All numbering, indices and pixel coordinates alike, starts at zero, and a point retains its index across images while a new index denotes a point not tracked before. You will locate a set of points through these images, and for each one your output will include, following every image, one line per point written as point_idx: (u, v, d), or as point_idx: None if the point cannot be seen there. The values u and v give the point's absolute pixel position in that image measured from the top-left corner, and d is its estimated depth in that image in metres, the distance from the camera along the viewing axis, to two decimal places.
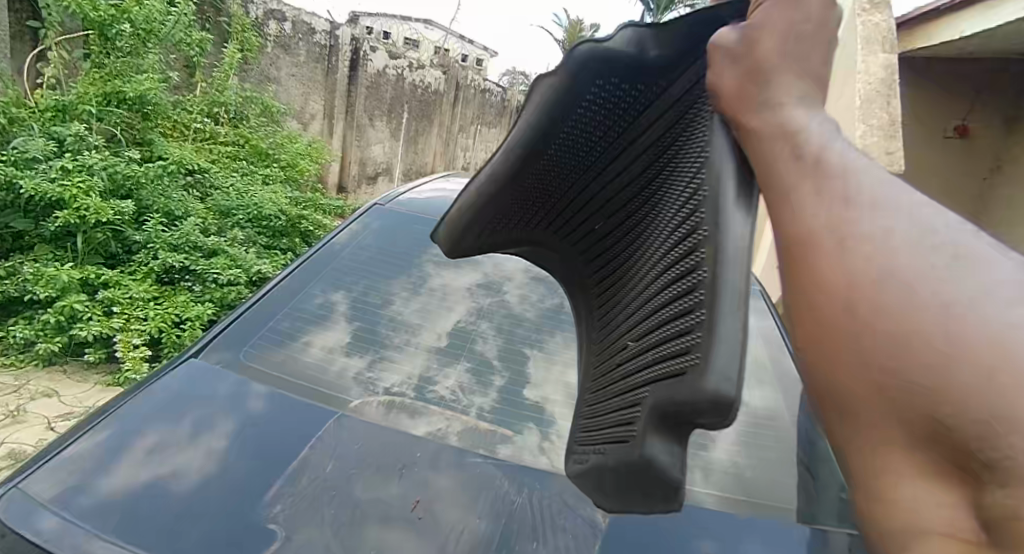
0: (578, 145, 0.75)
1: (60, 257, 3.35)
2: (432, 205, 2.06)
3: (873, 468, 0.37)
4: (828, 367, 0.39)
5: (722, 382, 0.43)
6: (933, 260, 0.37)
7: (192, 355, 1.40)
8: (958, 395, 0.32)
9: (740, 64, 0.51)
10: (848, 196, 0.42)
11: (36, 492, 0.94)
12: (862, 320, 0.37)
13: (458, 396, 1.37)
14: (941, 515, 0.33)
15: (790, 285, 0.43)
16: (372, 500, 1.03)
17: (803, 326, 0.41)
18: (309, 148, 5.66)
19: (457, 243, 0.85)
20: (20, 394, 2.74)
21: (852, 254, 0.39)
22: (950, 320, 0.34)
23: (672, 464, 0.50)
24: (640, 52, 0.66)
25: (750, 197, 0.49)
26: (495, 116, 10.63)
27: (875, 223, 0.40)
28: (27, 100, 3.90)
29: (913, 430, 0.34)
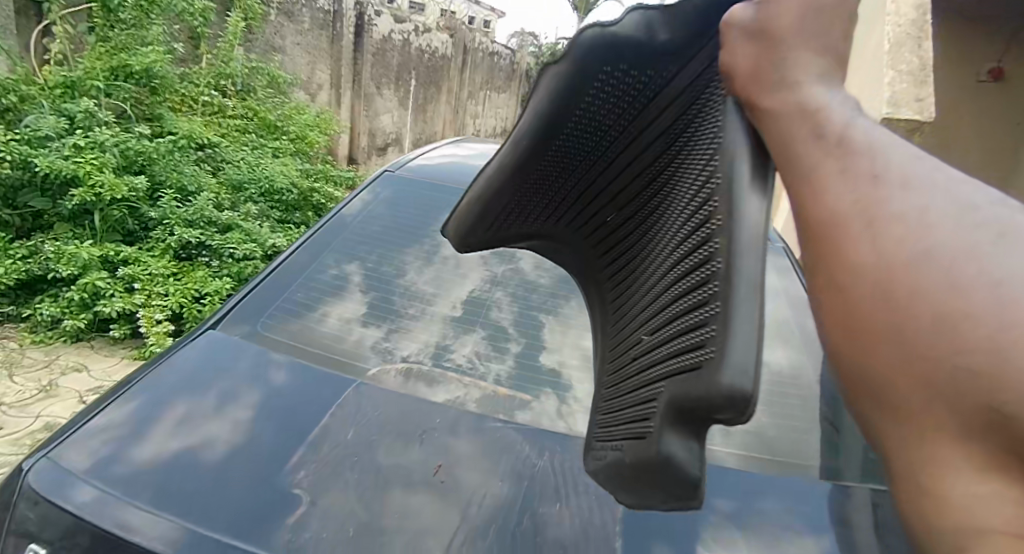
0: (586, 135, 0.74)
1: (79, 235, 3.40)
2: (443, 172, 2.04)
3: (921, 460, 0.38)
4: (860, 354, 0.40)
5: (738, 376, 0.43)
6: (975, 238, 0.38)
7: (211, 327, 1.42)
8: (1012, 381, 0.34)
9: (756, 41, 0.50)
10: (876, 173, 0.43)
11: (69, 462, 0.96)
12: (900, 306, 0.38)
13: (475, 363, 1.39)
14: (1004, 513, 0.36)
15: (816, 268, 0.44)
16: (394, 466, 1.05)
17: (832, 314, 0.42)
18: (318, 119, 5.59)
19: (465, 237, 0.86)
20: (51, 369, 2.84)
21: (885, 237, 0.40)
22: (1002, 303, 0.36)
23: (689, 458, 0.50)
24: (650, 36, 0.61)
25: (765, 178, 0.48)
26: (503, 82, 10.62)
27: (906, 202, 0.41)
28: (36, 77, 3.90)
29: (968, 421, 0.36)
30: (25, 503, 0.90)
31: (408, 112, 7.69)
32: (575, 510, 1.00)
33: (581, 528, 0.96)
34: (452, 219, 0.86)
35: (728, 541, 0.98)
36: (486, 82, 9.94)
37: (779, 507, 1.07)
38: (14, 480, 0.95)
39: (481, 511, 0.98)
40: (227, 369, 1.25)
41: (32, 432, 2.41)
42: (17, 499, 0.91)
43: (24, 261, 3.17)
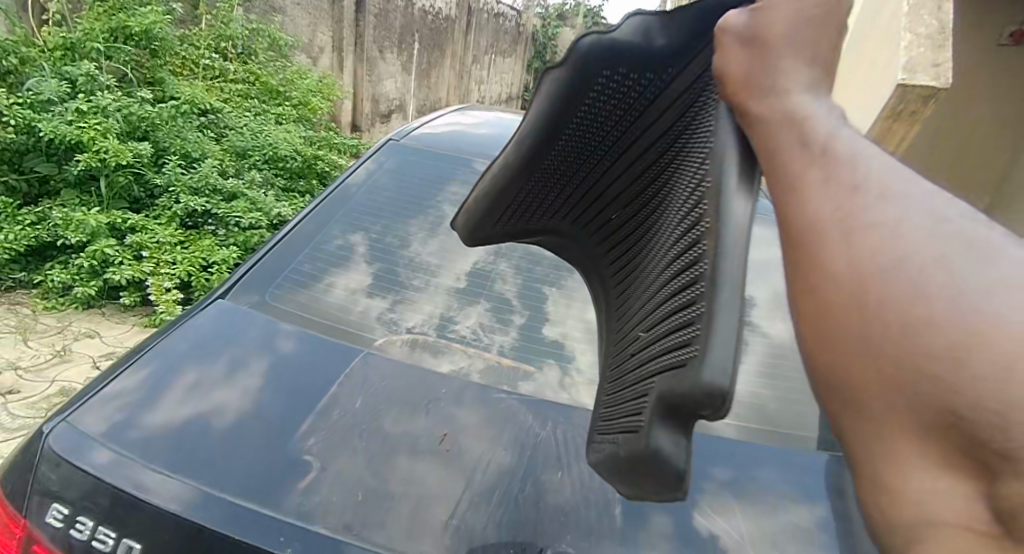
0: (588, 135, 0.81)
1: (86, 202, 3.41)
2: (447, 141, 2.02)
3: (881, 454, 0.40)
4: (830, 358, 0.42)
5: (717, 374, 0.47)
6: (945, 249, 0.39)
7: (220, 296, 1.44)
8: (969, 390, 0.35)
9: (750, 49, 0.53)
10: (856, 183, 0.45)
11: (85, 426, 1.00)
12: (868, 313, 0.40)
13: (479, 335, 1.41)
14: (956, 506, 0.37)
15: (795, 274, 0.46)
16: (401, 435, 1.08)
17: (808, 318, 0.44)
18: (320, 84, 5.49)
19: (473, 229, 0.94)
20: (64, 334, 2.90)
21: (860, 245, 0.42)
22: (963, 309, 0.36)
23: (676, 451, 0.53)
24: (647, 42, 0.69)
25: (752, 181, 0.53)
26: (508, 45, 10.39)
27: (881, 214, 0.42)
28: (35, 38, 3.85)
29: (927, 422, 0.37)
30: (46, 464, 0.91)
31: (412, 78, 7.54)
32: (576, 478, 1.03)
33: (582, 495, 0.99)
34: (460, 213, 0.94)
35: (725, 510, 1.01)
36: (491, 45, 9.72)
37: (775, 478, 1.09)
38: (33, 442, 0.98)
39: (486, 479, 1.01)
40: (236, 338, 1.28)
41: (48, 397, 2.48)
42: (37, 460, 0.93)
43: (33, 227, 3.19)
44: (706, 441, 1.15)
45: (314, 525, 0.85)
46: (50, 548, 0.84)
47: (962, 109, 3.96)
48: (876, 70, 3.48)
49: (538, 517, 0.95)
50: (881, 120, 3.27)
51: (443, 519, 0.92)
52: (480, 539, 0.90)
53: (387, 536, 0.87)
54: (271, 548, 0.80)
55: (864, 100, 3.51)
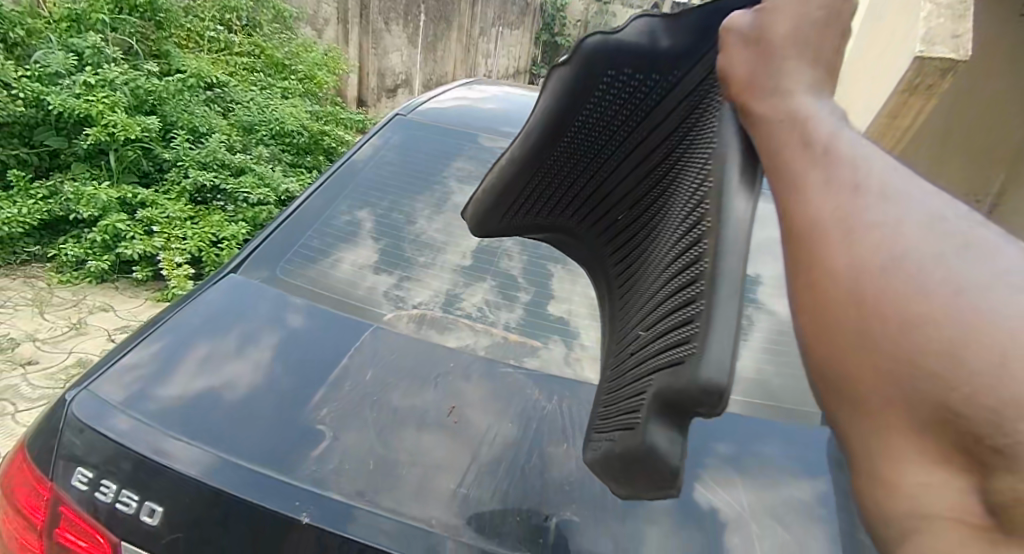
0: (596, 134, 0.87)
1: (96, 175, 3.43)
2: (454, 116, 2.01)
3: (878, 451, 0.42)
4: (829, 355, 0.45)
5: (715, 371, 0.50)
6: (942, 247, 0.42)
7: (231, 271, 1.47)
8: (964, 383, 0.37)
9: (753, 49, 0.57)
10: (857, 182, 0.47)
11: (105, 394, 1.03)
12: (868, 312, 0.42)
13: (485, 311, 1.43)
14: (950, 500, 0.38)
15: (797, 273, 0.48)
16: (409, 408, 1.11)
17: (809, 316, 0.47)
18: (326, 57, 5.42)
19: (481, 221, 1.03)
20: (79, 308, 2.95)
21: (863, 243, 0.44)
22: (963, 306, 0.39)
23: (670, 449, 0.57)
24: (653, 44, 0.75)
25: (753, 181, 0.57)
26: (516, 16, 10.17)
27: (880, 213, 0.45)
28: (41, 10, 3.84)
29: (925, 419, 0.39)
30: (70, 431, 0.95)
31: (418, 51, 7.44)
32: (580, 451, 1.06)
33: (586, 469, 1.02)
34: (471, 205, 1.02)
35: (727, 485, 1.04)
36: (499, 17, 9.53)
37: (777, 454, 1.11)
38: (56, 410, 1.02)
39: (496, 453, 1.04)
40: (247, 314, 1.30)
41: (67, 368, 2.54)
42: (62, 425, 0.97)
43: (45, 201, 3.22)
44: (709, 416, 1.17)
45: (329, 491, 0.88)
46: (77, 510, 0.88)
47: (978, 84, 3.83)
48: (894, 43, 3.40)
49: (544, 486, 0.98)
50: (897, 94, 3.25)
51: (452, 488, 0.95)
52: (487, 509, 0.92)
53: (396, 501, 0.90)
54: (287, 512, 0.83)
55: (880, 75, 3.43)
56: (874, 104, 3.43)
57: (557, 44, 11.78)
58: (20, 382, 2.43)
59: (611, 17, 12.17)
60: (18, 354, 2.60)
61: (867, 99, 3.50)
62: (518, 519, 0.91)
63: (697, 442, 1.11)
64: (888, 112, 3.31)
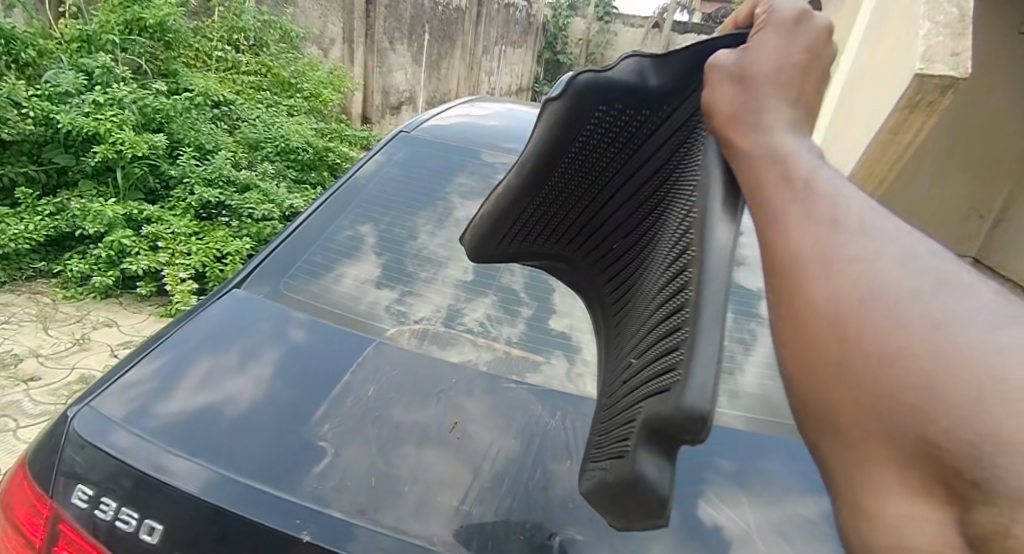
0: (589, 165, 0.90)
1: (103, 192, 3.47)
2: (457, 132, 2.04)
3: (862, 484, 0.42)
4: (812, 387, 0.46)
5: (697, 397, 0.49)
6: (918, 282, 0.44)
7: (235, 286, 1.47)
8: (943, 417, 0.38)
9: (738, 84, 0.60)
10: (835, 219, 0.49)
11: (106, 410, 1.03)
12: (849, 346, 0.43)
13: (487, 326, 1.43)
14: (929, 534, 0.39)
15: (778, 305, 0.49)
16: (411, 423, 1.10)
17: (794, 349, 0.47)
18: (331, 75, 5.47)
19: (478, 246, 1.05)
20: (83, 323, 2.96)
21: (842, 276, 0.45)
22: (941, 341, 0.40)
23: (659, 478, 0.56)
24: (643, 80, 0.79)
25: (735, 210, 0.58)
26: (518, 35, 10.31)
27: (859, 248, 0.47)
28: (53, 30, 3.92)
29: (910, 453, 0.39)
30: (70, 447, 0.94)
31: (422, 69, 7.51)
32: None
33: None
34: (470, 230, 1.05)
35: (730, 502, 1.02)
36: (501, 36, 9.65)
37: (780, 469, 1.10)
38: (57, 426, 1.00)
39: (500, 470, 1.02)
40: (248, 329, 1.31)
41: (69, 384, 2.54)
42: (63, 441, 0.96)
43: (52, 218, 3.24)
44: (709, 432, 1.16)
45: (331, 509, 0.87)
46: (75, 527, 0.86)
47: (980, 98, 3.85)
48: (897, 54, 3.40)
49: (548, 501, 0.97)
50: (898, 110, 3.27)
51: (445, 503, 0.94)
52: (488, 523, 0.92)
53: (397, 518, 0.89)
54: (288, 529, 0.82)
55: (883, 88, 3.44)
56: (876, 120, 3.44)
57: (559, 62, 12.03)
58: (23, 398, 2.43)
59: (613, 37, 11.98)
60: (21, 370, 2.59)
61: (869, 115, 3.54)
62: (520, 535, 0.90)
63: (700, 458, 1.10)
64: (889, 128, 3.34)
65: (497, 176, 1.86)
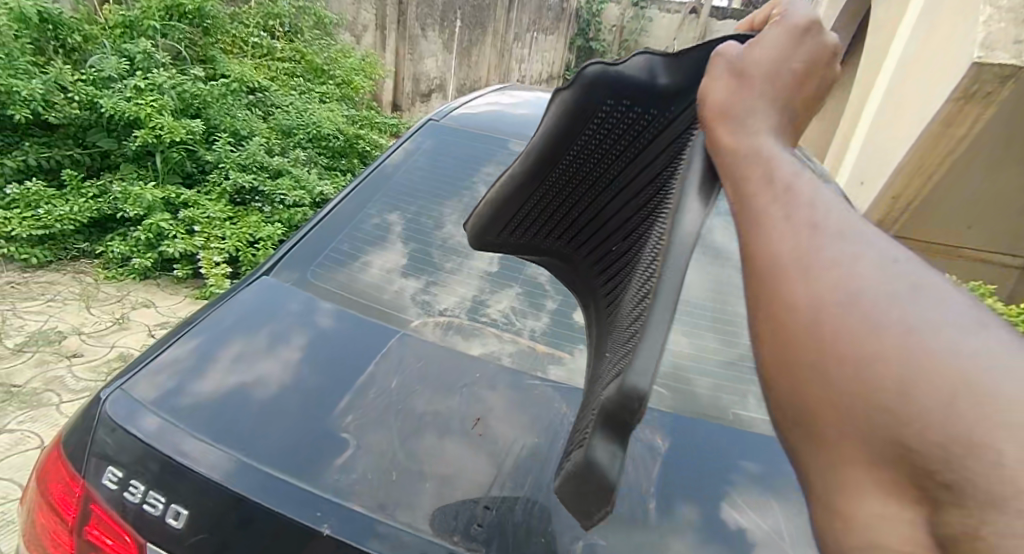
0: (592, 162, 0.89)
1: (143, 176, 3.57)
2: (486, 121, 2.02)
3: (835, 487, 0.41)
4: (789, 389, 0.45)
5: (639, 378, 0.50)
6: (895, 286, 0.43)
7: (265, 272, 1.49)
8: (915, 418, 0.37)
9: (731, 77, 0.61)
10: (816, 222, 0.48)
11: (137, 393, 1.04)
12: (824, 349, 0.42)
13: (511, 318, 1.42)
14: (903, 534, 0.37)
15: (758, 307, 0.48)
16: (433, 415, 1.10)
17: (772, 350, 0.46)
18: (363, 62, 5.50)
19: (481, 235, 1.00)
20: (123, 303, 3.07)
21: (821, 279, 0.44)
22: (915, 345, 0.39)
23: (610, 466, 0.51)
24: (652, 77, 0.76)
25: (710, 193, 0.58)
26: (551, 22, 10.14)
27: (839, 252, 0.46)
28: (98, 17, 4.03)
29: (884, 455, 0.38)
30: (101, 429, 0.96)
31: (453, 56, 7.49)
32: None
33: None
34: (472, 216, 1.00)
35: (755, 504, 1.00)
36: (533, 22, 9.52)
37: None
38: (92, 407, 1.03)
39: (522, 468, 1.01)
40: (278, 314, 1.32)
41: (109, 361, 2.64)
42: (95, 422, 0.98)
43: (95, 200, 3.35)
44: (736, 433, 1.15)
45: (351, 503, 0.87)
46: (106, 508, 0.88)
47: None
48: (954, 41, 3.29)
49: None
50: (953, 101, 3.19)
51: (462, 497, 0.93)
52: (510, 520, 0.91)
53: (417, 514, 0.89)
54: (308, 522, 0.82)
55: (940, 76, 3.33)
56: (929, 110, 3.37)
57: (592, 49, 11.67)
58: (66, 374, 2.53)
59: (648, 23, 11.88)
60: (65, 346, 2.70)
61: (923, 104, 3.45)
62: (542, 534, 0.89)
63: (726, 459, 1.07)
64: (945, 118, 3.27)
65: None
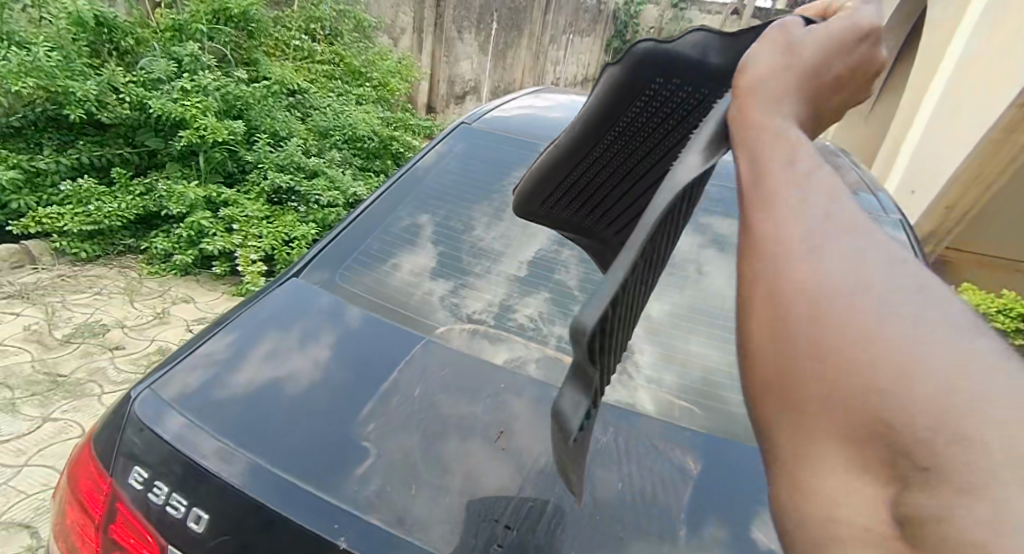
0: (636, 142, 0.84)
1: (187, 175, 3.69)
2: (518, 124, 2.00)
3: (803, 456, 0.41)
4: (772, 360, 0.44)
5: (585, 317, 0.46)
6: (896, 283, 0.44)
7: (296, 272, 1.51)
8: (905, 402, 0.38)
9: (779, 54, 0.57)
10: (828, 208, 0.48)
11: (168, 392, 1.06)
12: (823, 324, 0.42)
13: (538, 325, 1.39)
14: (865, 510, 0.37)
15: (752, 277, 0.47)
16: (455, 425, 1.08)
17: (764, 319, 0.45)
18: (399, 64, 5.56)
19: (524, 204, 1.03)
20: (164, 298, 3.18)
21: (828, 260, 0.45)
22: (912, 338, 0.40)
23: (572, 415, 0.50)
24: (702, 58, 0.70)
25: (716, 148, 0.55)
26: (588, 23, 10.05)
27: (846, 241, 0.46)
28: (150, 20, 4.18)
29: (863, 432, 0.39)
30: (130, 428, 0.98)
31: (488, 59, 7.51)
32: (629, 482, 0.99)
33: (637, 505, 0.95)
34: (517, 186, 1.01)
35: None
36: (570, 24, 9.46)
37: None
38: (124, 404, 1.05)
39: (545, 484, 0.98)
40: (307, 312, 1.33)
41: (148, 354, 2.73)
42: (125, 421, 1.00)
43: (141, 198, 3.48)
44: None
45: (369, 516, 0.86)
46: (130, 507, 0.89)
47: None
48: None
49: (595, 517, 0.93)
50: None
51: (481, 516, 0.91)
52: (531, 541, 0.88)
53: (434, 529, 0.87)
54: (325, 534, 0.82)
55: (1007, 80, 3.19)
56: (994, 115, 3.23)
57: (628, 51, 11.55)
58: (108, 365, 2.63)
59: (687, 24, 11.66)
60: (108, 338, 2.81)
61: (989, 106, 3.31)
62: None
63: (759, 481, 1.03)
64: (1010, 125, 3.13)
65: None
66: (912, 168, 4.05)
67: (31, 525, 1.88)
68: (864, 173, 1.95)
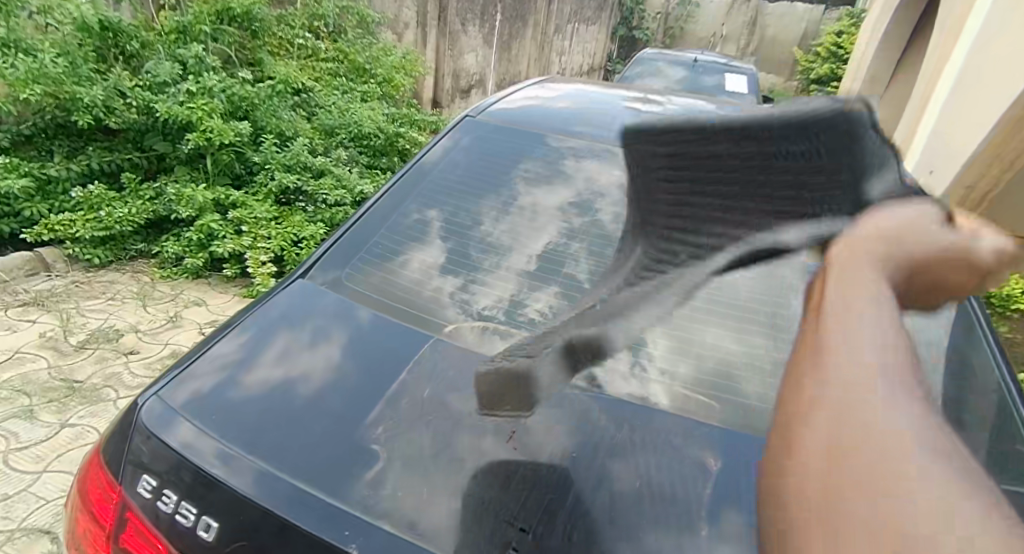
0: None
1: (195, 178, 3.70)
2: (525, 115, 1.96)
3: (813, 525, 0.45)
4: (814, 437, 0.50)
5: None
6: (934, 430, 0.50)
7: (303, 272, 1.50)
8: (919, 513, 0.43)
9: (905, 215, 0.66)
10: (892, 342, 0.55)
11: (177, 399, 1.05)
12: (870, 428, 0.49)
13: (548, 319, 1.37)
14: None
15: (813, 372, 0.55)
16: (465, 423, 1.06)
17: (819, 403, 0.52)
18: (404, 59, 5.52)
19: None
20: (176, 301, 3.20)
21: (884, 380, 0.52)
22: (938, 475, 0.46)
23: None
24: None
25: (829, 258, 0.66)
26: (592, 12, 9.92)
27: (898, 374, 0.53)
28: (154, 23, 4.18)
29: (875, 524, 0.43)
30: (137, 437, 0.97)
31: (493, 51, 7.44)
32: (644, 478, 0.96)
33: (655, 503, 0.92)
34: None
35: None
36: (575, 13, 9.34)
37: None
38: (132, 411, 1.04)
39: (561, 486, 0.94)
40: (316, 312, 1.32)
41: (162, 358, 2.75)
42: (132, 429, 0.99)
43: (151, 201, 3.50)
44: None
45: (380, 523, 0.84)
46: (140, 517, 0.88)
47: None
48: None
49: (611, 518, 0.89)
50: None
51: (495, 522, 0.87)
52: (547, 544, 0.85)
53: (447, 534, 0.85)
54: (337, 542, 0.80)
55: None
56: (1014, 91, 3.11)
57: (635, 38, 11.44)
58: (124, 370, 2.66)
59: (694, 9, 11.47)
60: (123, 343, 2.84)
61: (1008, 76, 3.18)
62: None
63: None
64: None
65: (564, 161, 1.78)
66: (930, 147, 3.97)
67: (52, 531, 1.90)
68: (883, 154, 1.90)
